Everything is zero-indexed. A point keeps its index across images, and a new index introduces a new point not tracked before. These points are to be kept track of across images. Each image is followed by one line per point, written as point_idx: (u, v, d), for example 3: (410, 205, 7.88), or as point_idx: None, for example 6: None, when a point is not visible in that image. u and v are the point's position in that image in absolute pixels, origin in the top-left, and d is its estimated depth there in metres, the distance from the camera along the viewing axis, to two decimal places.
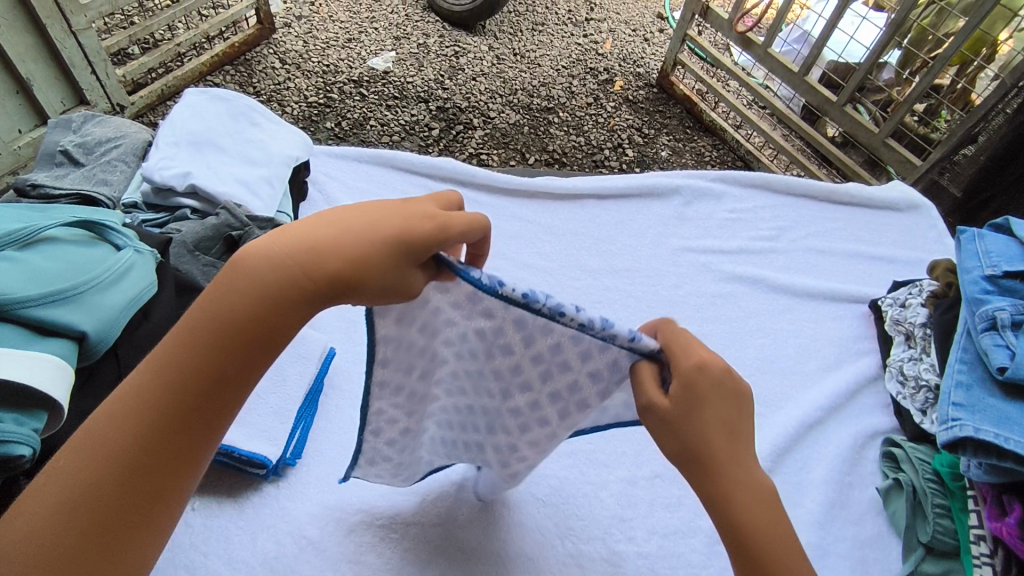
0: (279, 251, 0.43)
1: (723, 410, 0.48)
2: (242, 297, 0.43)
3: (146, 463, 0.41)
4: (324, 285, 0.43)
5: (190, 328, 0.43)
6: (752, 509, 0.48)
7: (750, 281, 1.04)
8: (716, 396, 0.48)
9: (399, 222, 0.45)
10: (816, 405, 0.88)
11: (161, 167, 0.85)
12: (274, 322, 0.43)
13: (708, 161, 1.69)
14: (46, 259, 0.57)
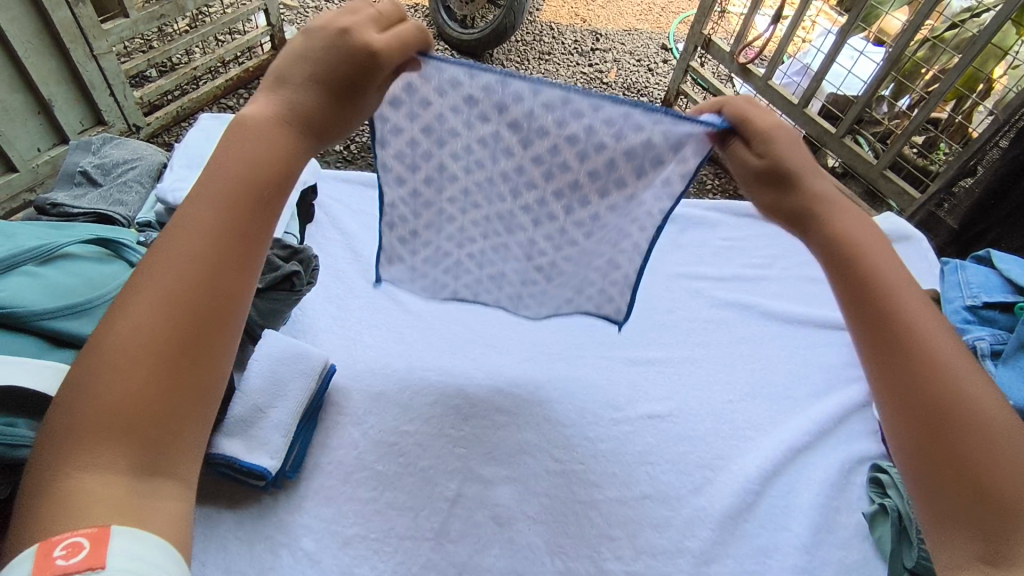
0: (273, 115, 0.55)
1: (800, 154, 0.60)
2: (262, 149, 0.53)
3: (213, 278, 0.47)
4: (307, 133, 0.56)
5: (222, 172, 0.51)
6: (854, 235, 0.59)
7: (743, 307, 1.06)
8: (790, 141, 0.59)
9: (345, 54, 0.54)
10: (804, 429, 0.90)
11: (175, 188, 0.89)
12: (285, 161, 0.54)
13: (709, 189, 1.72)
14: (62, 275, 0.61)
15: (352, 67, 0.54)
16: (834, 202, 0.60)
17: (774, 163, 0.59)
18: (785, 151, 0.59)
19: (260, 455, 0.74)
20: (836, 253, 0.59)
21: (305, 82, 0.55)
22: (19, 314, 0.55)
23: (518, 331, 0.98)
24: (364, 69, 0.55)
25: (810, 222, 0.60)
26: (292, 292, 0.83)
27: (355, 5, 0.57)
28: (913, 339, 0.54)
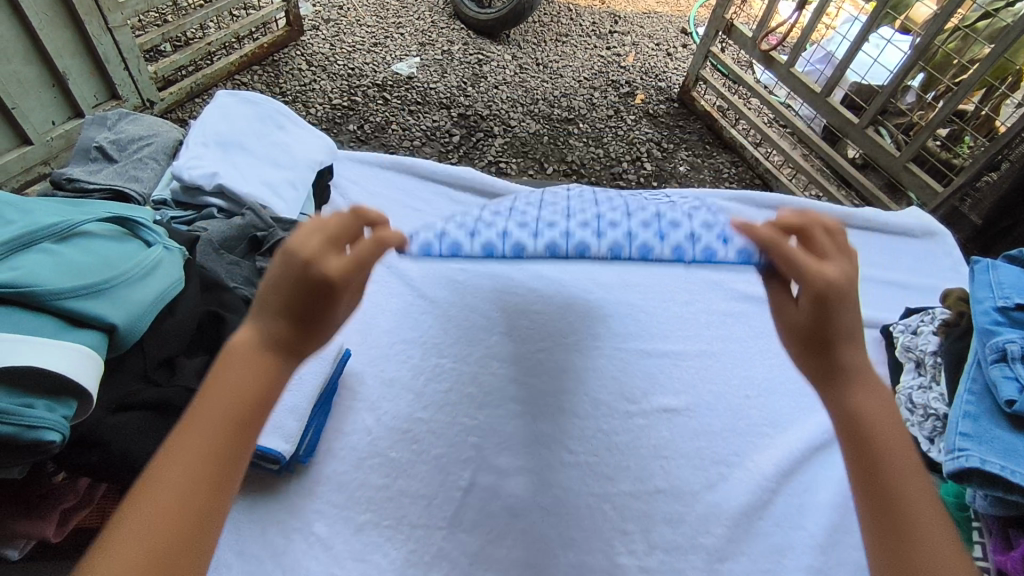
0: (270, 318, 0.48)
1: (849, 319, 0.54)
2: (261, 359, 0.47)
3: (202, 511, 0.42)
4: (303, 337, 0.49)
5: (219, 392, 0.46)
6: (877, 418, 0.52)
7: (762, 301, 1.04)
8: (846, 297, 0.53)
9: (298, 281, 0.47)
10: (822, 427, 0.89)
11: (190, 166, 0.88)
12: (280, 371, 0.48)
13: (726, 179, 1.68)
14: (81, 253, 0.60)
15: (309, 293, 0.47)
16: (865, 375, 0.53)
17: (817, 320, 0.54)
18: (829, 304, 0.53)
19: (274, 438, 0.73)
20: (849, 425, 0.52)
21: (276, 311, 0.48)
22: (42, 291, 0.53)
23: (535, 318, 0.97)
24: (323, 300, 0.48)
25: (836, 388, 0.54)
26: None
27: (315, 223, 0.51)
28: (915, 535, 0.47)
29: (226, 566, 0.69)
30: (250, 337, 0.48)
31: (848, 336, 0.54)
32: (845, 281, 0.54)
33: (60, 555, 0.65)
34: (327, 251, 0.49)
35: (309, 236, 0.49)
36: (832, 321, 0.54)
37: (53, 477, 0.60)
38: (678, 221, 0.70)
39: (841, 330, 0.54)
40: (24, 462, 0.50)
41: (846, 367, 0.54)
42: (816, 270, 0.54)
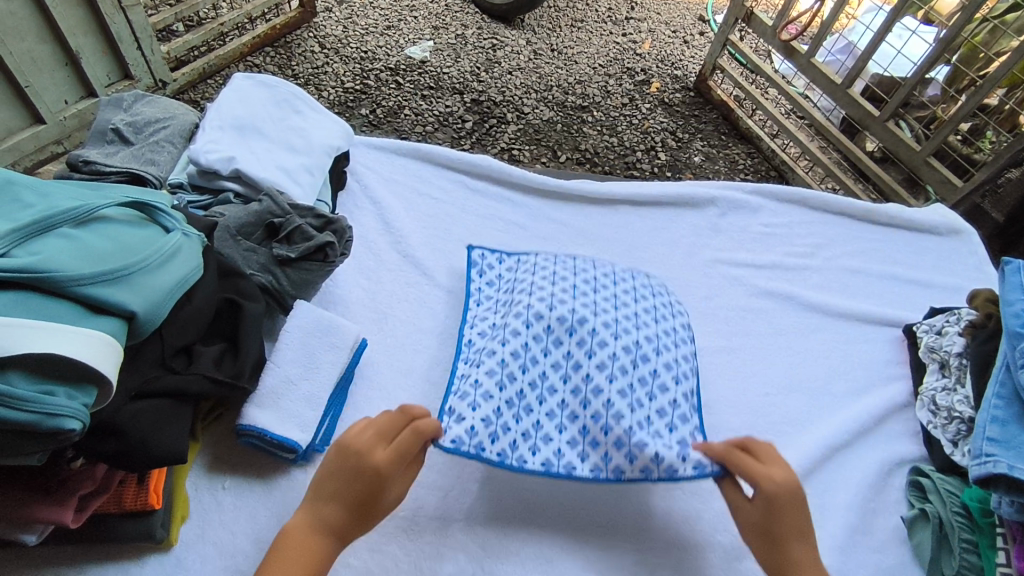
0: (327, 500, 0.61)
1: (797, 518, 0.64)
2: (318, 533, 0.60)
3: None
4: (356, 519, 0.61)
5: (285, 553, 0.58)
6: None
7: (782, 296, 1.02)
8: (793, 502, 0.65)
9: (353, 483, 0.61)
10: (842, 427, 0.88)
11: (207, 151, 0.86)
12: (330, 544, 0.60)
13: (741, 170, 1.67)
14: (99, 238, 0.59)
15: (361, 486, 0.61)
16: (810, 567, 0.62)
17: (764, 517, 0.65)
18: (777, 509, 0.64)
19: (291, 427, 0.73)
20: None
21: (331, 499, 0.61)
22: (59, 276, 0.52)
23: None
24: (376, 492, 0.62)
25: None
26: (325, 263, 0.81)
27: (368, 421, 0.66)
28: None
29: (243, 553, 0.69)
30: (312, 517, 0.60)
31: (796, 532, 0.64)
32: (790, 488, 0.65)
33: (82, 538, 0.65)
34: (377, 448, 0.63)
35: (363, 432, 0.64)
36: (780, 517, 0.64)
37: (70, 462, 0.59)
38: (665, 385, 0.77)
39: (779, 524, 0.64)
40: (43, 450, 0.49)
41: (785, 548, 0.63)
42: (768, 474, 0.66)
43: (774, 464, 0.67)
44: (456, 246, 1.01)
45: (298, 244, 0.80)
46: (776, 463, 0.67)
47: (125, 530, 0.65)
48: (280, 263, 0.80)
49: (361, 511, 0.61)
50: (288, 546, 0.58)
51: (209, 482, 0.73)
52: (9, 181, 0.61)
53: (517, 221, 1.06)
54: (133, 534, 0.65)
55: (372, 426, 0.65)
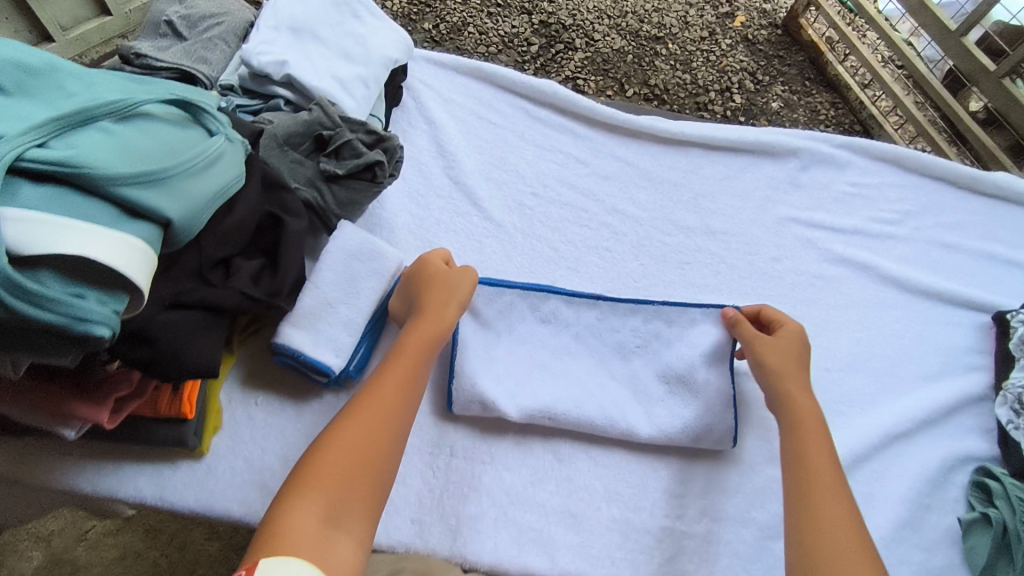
0: (429, 302, 0.72)
1: (802, 363, 0.74)
2: (429, 322, 0.70)
3: (396, 400, 0.62)
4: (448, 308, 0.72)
5: (408, 340, 0.68)
6: (797, 410, 0.70)
7: (860, 266, 0.93)
8: (800, 349, 0.75)
9: (432, 269, 0.75)
10: (905, 414, 0.82)
11: (259, 52, 0.82)
12: (437, 333, 0.69)
13: (821, 121, 1.54)
14: (138, 135, 0.55)
15: (446, 280, 0.74)
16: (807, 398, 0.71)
17: (783, 351, 0.74)
18: (785, 352, 0.74)
19: (326, 352, 0.72)
20: (795, 430, 0.68)
21: (430, 299, 0.72)
22: (93, 174, 0.49)
23: (604, 258, 0.90)
24: (446, 269, 0.75)
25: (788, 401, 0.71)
26: (373, 183, 0.77)
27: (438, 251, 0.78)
28: (815, 483, 0.63)
29: (271, 471, 0.70)
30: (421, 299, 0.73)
31: (801, 369, 0.74)
32: (798, 340, 0.76)
33: (119, 437, 0.67)
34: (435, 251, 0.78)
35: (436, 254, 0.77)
36: (790, 356, 0.74)
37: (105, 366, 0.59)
38: None
39: (785, 365, 0.73)
40: (74, 354, 0.48)
41: (788, 382, 0.72)
42: (785, 326, 0.77)
43: (784, 320, 0.77)
44: (511, 177, 0.95)
45: (347, 160, 0.76)
46: (786, 320, 0.77)
47: (160, 434, 0.66)
48: (326, 179, 0.77)
49: (452, 285, 0.74)
50: (415, 324, 0.70)
51: (243, 397, 0.74)
52: (52, 66, 0.57)
53: (577, 156, 0.98)
54: (166, 438, 0.66)
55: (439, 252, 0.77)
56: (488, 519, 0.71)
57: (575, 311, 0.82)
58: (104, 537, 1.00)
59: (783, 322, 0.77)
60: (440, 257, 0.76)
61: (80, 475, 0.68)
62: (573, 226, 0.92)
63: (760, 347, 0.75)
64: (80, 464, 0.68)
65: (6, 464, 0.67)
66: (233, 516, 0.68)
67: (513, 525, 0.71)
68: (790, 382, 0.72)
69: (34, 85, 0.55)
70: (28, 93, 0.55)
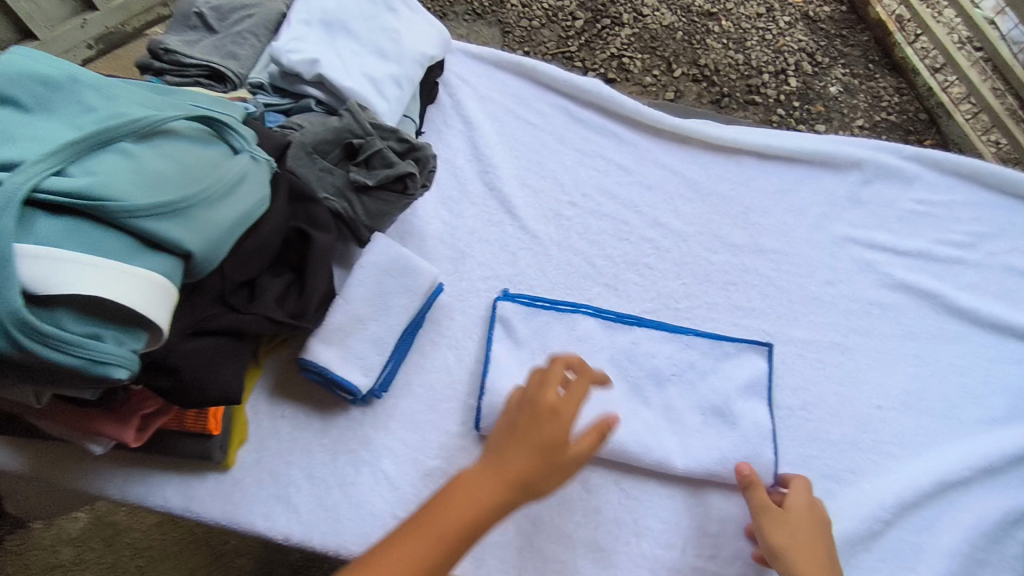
0: (495, 465, 0.60)
1: (827, 548, 0.65)
2: (478, 492, 0.58)
3: None
4: (516, 487, 0.60)
5: (450, 507, 0.58)
6: None
7: (924, 293, 0.87)
8: (818, 529, 0.66)
9: (540, 429, 0.61)
10: (963, 462, 0.77)
11: (290, 50, 0.78)
12: (488, 512, 0.58)
13: (883, 107, 1.43)
14: (159, 157, 0.53)
15: (534, 442, 0.61)
16: None
17: (795, 525, 0.66)
18: (799, 526, 0.66)
19: (354, 369, 0.70)
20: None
21: (504, 454, 0.61)
22: (110, 208, 0.47)
23: (644, 275, 0.85)
24: (552, 430, 0.61)
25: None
26: (403, 195, 0.74)
27: (541, 376, 0.65)
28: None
29: (296, 487, 0.70)
30: (491, 458, 0.61)
31: (821, 549, 0.65)
32: (815, 516, 0.67)
33: (146, 449, 0.67)
34: (547, 388, 0.64)
35: (548, 389, 0.64)
36: (807, 536, 0.65)
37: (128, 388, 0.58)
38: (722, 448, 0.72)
39: (798, 546, 0.65)
40: (95, 388, 0.48)
41: (804, 563, 0.64)
42: (802, 497, 0.68)
43: (797, 490, 0.69)
44: (549, 184, 0.90)
45: (377, 170, 0.73)
46: (801, 489, 0.69)
47: (185, 448, 0.67)
48: (355, 189, 0.73)
49: (550, 454, 0.61)
50: (462, 489, 0.59)
51: (269, 408, 0.73)
52: (73, 78, 0.55)
53: (621, 162, 0.93)
54: (192, 452, 0.67)
55: (552, 389, 0.64)
56: (513, 548, 0.69)
57: (610, 334, 0.78)
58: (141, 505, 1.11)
59: (793, 489, 0.69)
60: (573, 410, 0.63)
61: (109, 481, 0.68)
62: (611, 240, 0.87)
63: (768, 522, 0.66)
64: (109, 471, 0.69)
65: (38, 467, 0.68)
66: (258, 531, 0.68)
67: (539, 556, 0.69)
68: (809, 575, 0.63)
69: (56, 101, 0.54)
70: (49, 110, 0.53)
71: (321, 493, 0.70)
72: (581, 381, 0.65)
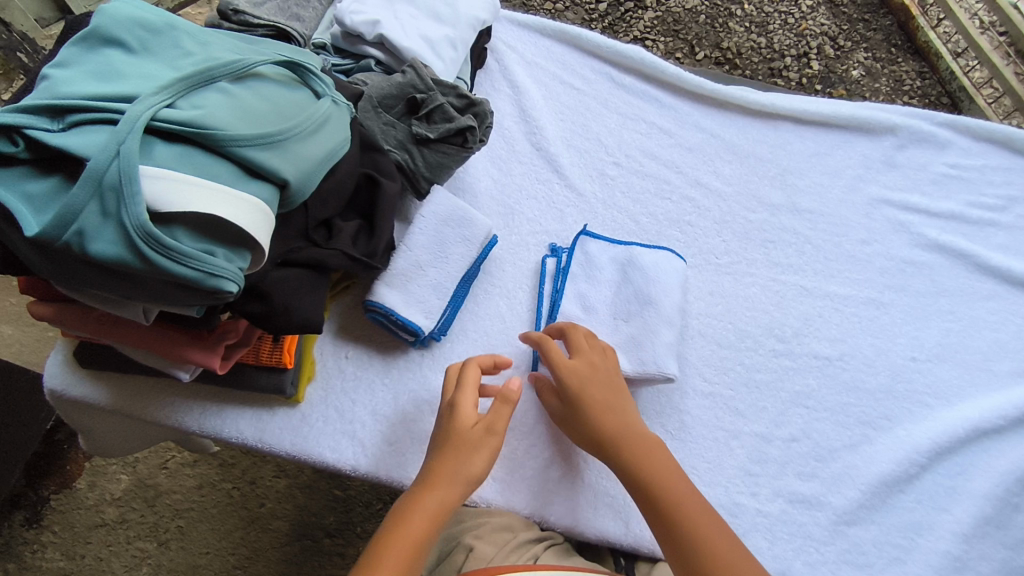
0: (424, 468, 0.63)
1: (609, 396, 0.68)
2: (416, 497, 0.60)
3: None
4: (454, 483, 0.61)
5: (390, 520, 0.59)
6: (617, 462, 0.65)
7: (957, 254, 0.90)
8: (585, 387, 0.68)
9: (448, 422, 0.64)
10: (996, 411, 0.80)
11: (353, 11, 0.82)
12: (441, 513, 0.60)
13: (905, 91, 1.45)
14: (254, 96, 0.56)
15: (449, 434, 0.63)
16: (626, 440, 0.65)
17: (570, 405, 0.68)
18: (574, 402, 0.68)
19: (416, 311, 0.74)
20: (633, 482, 0.64)
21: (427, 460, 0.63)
22: (219, 137, 0.51)
23: (685, 233, 0.89)
24: (459, 420, 0.64)
25: (608, 454, 0.65)
26: (463, 148, 0.77)
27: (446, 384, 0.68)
28: (683, 536, 0.60)
29: (361, 423, 0.74)
30: (424, 473, 0.62)
31: (607, 410, 0.67)
32: (576, 377, 0.68)
33: (223, 383, 0.71)
34: (446, 388, 0.68)
35: (446, 390, 0.67)
36: (579, 408, 0.67)
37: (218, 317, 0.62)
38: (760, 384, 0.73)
39: (586, 421, 0.67)
40: (202, 304, 0.52)
41: (603, 439, 0.66)
42: (552, 369, 0.69)
43: (555, 362, 0.70)
44: (594, 146, 0.93)
45: (438, 124, 0.76)
46: (557, 355, 0.70)
47: (261, 382, 0.71)
48: (416, 142, 0.77)
49: (462, 439, 0.63)
50: (404, 506, 0.59)
51: (334, 349, 0.77)
52: (171, 24, 0.58)
53: (662, 126, 0.96)
54: (266, 386, 0.71)
55: (446, 390, 0.67)
56: (566, 483, 0.73)
57: None
58: (184, 467, 1.12)
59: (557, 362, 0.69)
60: (471, 393, 0.66)
61: (187, 415, 0.73)
62: (655, 199, 0.90)
63: (560, 419, 0.70)
64: (187, 405, 0.73)
65: (122, 400, 0.73)
66: (327, 462, 0.72)
67: (591, 490, 0.73)
68: (601, 441, 0.66)
69: (156, 43, 0.57)
70: (150, 51, 0.56)
71: (385, 429, 0.74)
72: (472, 368, 0.68)
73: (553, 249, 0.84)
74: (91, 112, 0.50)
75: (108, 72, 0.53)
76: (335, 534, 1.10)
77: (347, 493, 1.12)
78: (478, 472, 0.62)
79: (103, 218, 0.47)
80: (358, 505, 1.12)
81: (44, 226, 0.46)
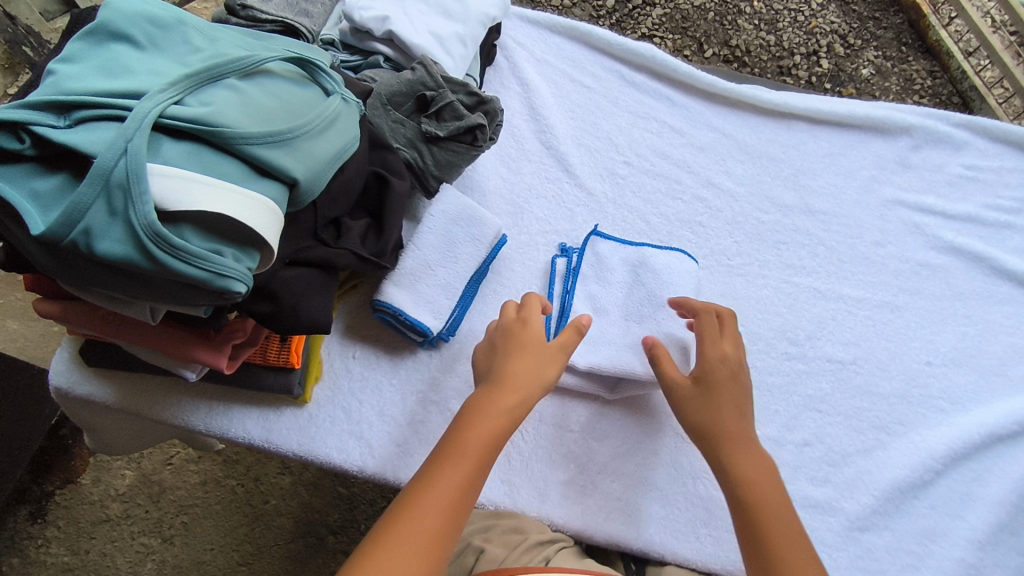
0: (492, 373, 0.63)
1: (739, 397, 0.67)
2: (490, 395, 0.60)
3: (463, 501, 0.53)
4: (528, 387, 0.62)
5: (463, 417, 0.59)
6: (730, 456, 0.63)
7: (972, 256, 0.88)
8: (724, 380, 0.67)
9: (519, 334, 0.65)
10: (1011, 416, 0.79)
11: (362, 7, 0.81)
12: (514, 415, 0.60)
13: (916, 90, 1.43)
14: (263, 93, 0.55)
15: (521, 344, 0.65)
16: (748, 443, 0.64)
17: (704, 387, 0.67)
18: (710, 388, 0.67)
19: (424, 312, 0.73)
20: (738, 482, 0.61)
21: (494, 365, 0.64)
22: (228, 134, 0.50)
23: (697, 233, 0.88)
24: (531, 333, 0.66)
25: (725, 448, 0.63)
26: (472, 146, 0.76)
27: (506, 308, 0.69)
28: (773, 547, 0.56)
29: (369, 423, 0.73)
30: (496, 375, 0.62)
31: (740, 405, 0.66)
32: (720, 367, 0.68)
33: (229, 382, 0.71)
34: (509, 309, 0.69)
35: (509, 311, 0.69)
36: (711, 395, 0.66)
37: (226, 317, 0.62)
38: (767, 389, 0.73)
39: (710, 409, 0.65)
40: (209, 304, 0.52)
41: (725, 429, 0.64)
42: (704, 349, 0.69)
43: (705, 344, 0.69)
44: (604, 145, 0.92)
45: (448, 122, 0.75)
46: (709, 342, 0.70)
47: (268, 381, 0.70)
48: (426, 140, 0.76)
49: (536, 351, 0.64)
50: (478, 403, 0.60)
51: (341, 349, 0.76)
52: (179, 19, 0.57)
53: (673, 125, 0.95)
54: (274, 386, 0.70)
55: (510, 310, 0.69)
56: (575, 486, 0.72)
57: None
58: (188, 463, 1.12)
59: (706, 346, 0.69)
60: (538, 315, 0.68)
61: (194, 413, 0.72)
62: (666, 198, 0.89)
63: (675, 393, 0.68)
64: (194, 403, 0.73)
65: (128, 397, 0.72)
66: (334, 463, 0.72)
67: (600, 494, 0.72)
68: (720, 435, 0.64)
69: (164, 38, 0.56)
70: (158, 46, 0.55)
71: (394, 430, 0.73)
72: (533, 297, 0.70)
73: (563, 249, 0.83)
74: (98, 108, 0.49)
75: (116, 68, 0.52)
76: (338, 532, 1.09)
77: (351, 491, 1.12)
78: (550, 380, 0.63)
79: (110, 216, 0.46)
80: (362, 503, 1.11)
81: (50, 224, 0.46)
